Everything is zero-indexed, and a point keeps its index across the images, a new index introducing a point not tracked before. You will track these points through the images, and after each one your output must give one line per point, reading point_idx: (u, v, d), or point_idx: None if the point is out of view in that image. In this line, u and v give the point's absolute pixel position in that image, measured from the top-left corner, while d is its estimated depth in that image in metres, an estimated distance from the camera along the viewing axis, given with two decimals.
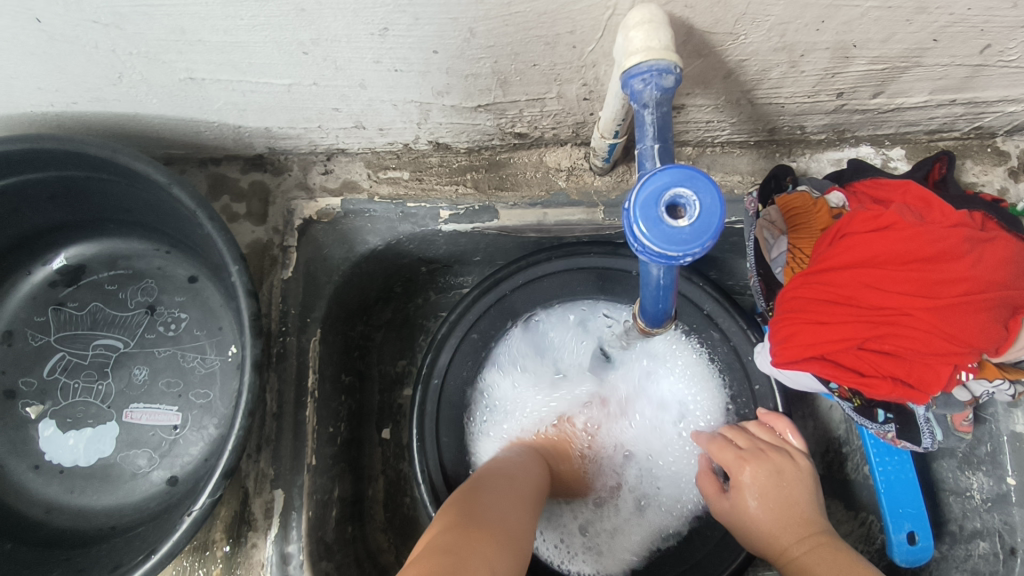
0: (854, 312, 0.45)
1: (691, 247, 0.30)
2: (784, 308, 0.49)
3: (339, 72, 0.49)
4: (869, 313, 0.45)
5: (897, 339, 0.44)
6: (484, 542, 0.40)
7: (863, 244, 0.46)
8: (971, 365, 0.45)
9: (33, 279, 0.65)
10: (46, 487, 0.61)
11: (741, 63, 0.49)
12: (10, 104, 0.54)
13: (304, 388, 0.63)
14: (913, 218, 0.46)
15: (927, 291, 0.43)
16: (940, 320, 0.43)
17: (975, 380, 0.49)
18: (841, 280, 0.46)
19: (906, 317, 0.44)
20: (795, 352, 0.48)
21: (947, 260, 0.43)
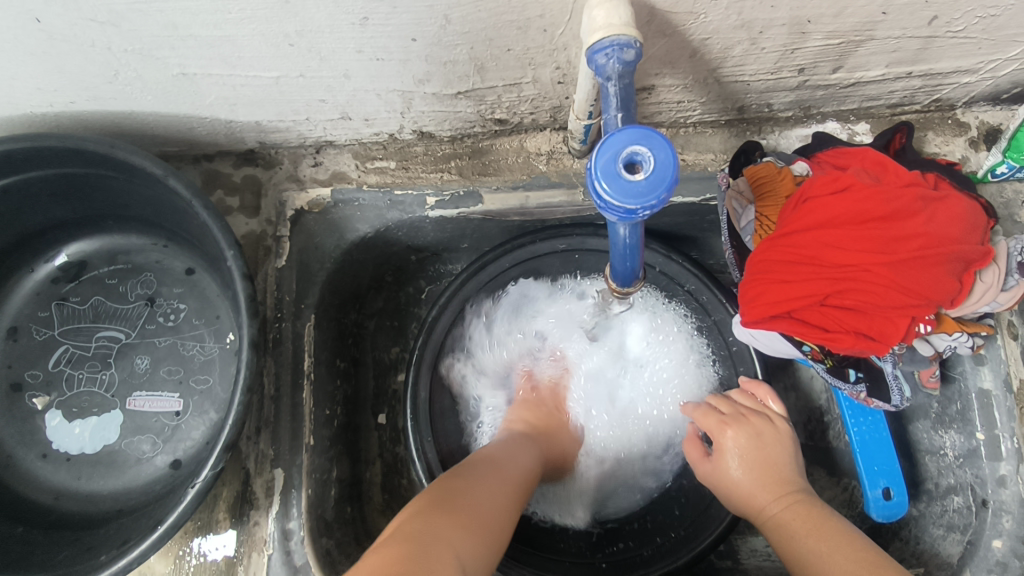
0: (816, 271, 0.48)
1: (647, 200, 0.33)
2: (753, 270, 0.51)
3: (324, 62, 0.52)
4: (831, 271, 0.47)
5: (857, 294, 0.47)
6: (459, 529, 0.42)
7: (823, 207, 0.48)
8: (928, 318, 0.48)
9: (36, 276, 0.67)
10: (55, 474, 0.63)
11: (704, 41, 0.51)
12: (12, 105, 0.56)
13: (301, 371, 0.66)
14: (869, 180, 0.48)
15: (883, 248, 0.46)
16: (897, 274, 0.46)
17: (936, 334, 0.53)
18: (804, 241, 0.48)
19: (864, 273, 0.46)
20: (764, 311, 0.50)
21: (901, 219, 0.46)
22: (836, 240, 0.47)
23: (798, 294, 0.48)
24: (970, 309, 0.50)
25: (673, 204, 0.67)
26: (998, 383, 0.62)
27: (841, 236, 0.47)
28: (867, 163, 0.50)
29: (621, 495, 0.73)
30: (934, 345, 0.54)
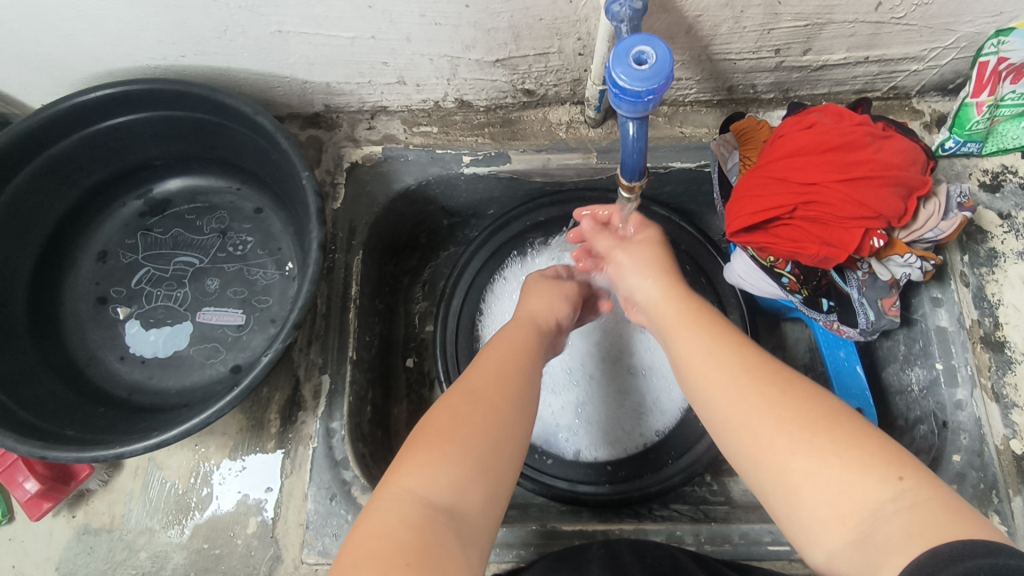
0: (787, 188, 0.59)
1: (651, 83, 0.44)
2: (737, 195, 0.63)
3: (393, 25, 0.65)
4: (799, 189, 0.59)
5: (820, 207, 0.58)
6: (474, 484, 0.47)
7: (792, 141, 0.61)
8: (882, 231, 0.58)
9: (126, 209, 0.79)
10: (130, 373, 0.72)
11: (697, 18, 0.65)
12: (136, 54, 0.69)
13: (349, 295, 0.76)
14: (829, 121, 0.60)
15: (840, 169, 0.58)
16: (851, 191, 0.57)
17: (890, 259, 0.64)
18: (780, 167, 0.60)
19: (825, 190, 0.58)
20: (744, 223, 0.62)
21: (854, 148, 0.58)
22: (805, 165, 0.59)
23: (772, 207, 0.60)
24: (913, 235, 0.62)
25: (672, 169, 0.79)
26: (953, 321, 0.72)
27: (808, 162, 0.59)
28: (834, 112, 0.62)
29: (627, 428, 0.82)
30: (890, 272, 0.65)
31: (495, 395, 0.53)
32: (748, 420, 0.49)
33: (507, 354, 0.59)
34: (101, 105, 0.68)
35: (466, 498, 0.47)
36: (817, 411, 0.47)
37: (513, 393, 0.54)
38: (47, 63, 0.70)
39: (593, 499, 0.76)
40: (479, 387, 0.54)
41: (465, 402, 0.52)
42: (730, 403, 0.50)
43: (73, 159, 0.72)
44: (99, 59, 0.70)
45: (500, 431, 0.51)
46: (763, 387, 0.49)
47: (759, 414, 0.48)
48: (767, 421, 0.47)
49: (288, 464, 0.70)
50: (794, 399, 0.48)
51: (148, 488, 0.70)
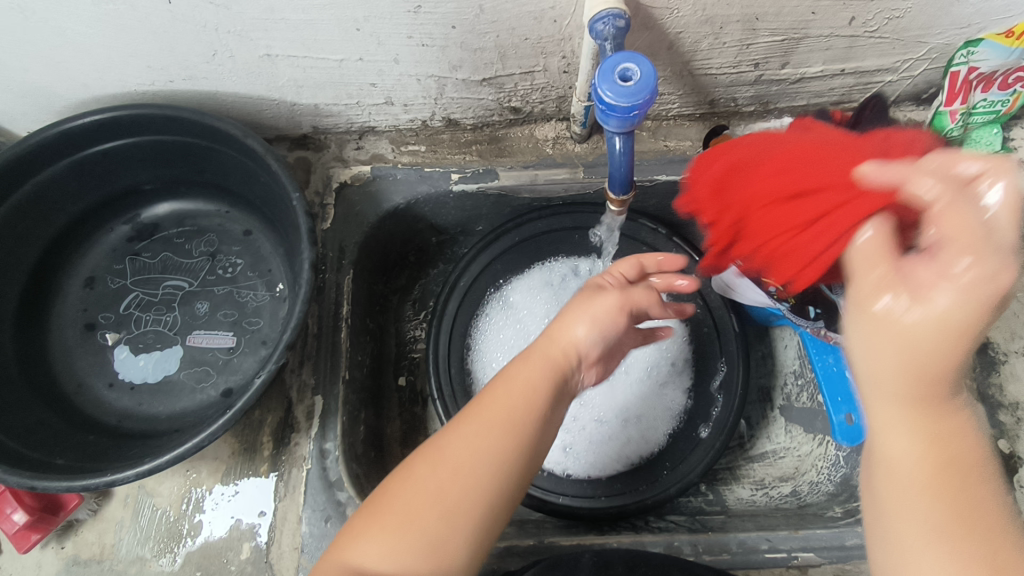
0: (745, 212, 0.51)
1: (637, 99, 0.45)
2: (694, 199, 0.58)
3: (380, 47, 0.66)
4: (828, 207, 0.45)
5: (778, 240, 0.49)
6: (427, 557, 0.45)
7: (759, 150, 0.51)
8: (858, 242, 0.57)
9: (114, 234, 0.78)
10: (119, 400, 0.71)
11: (678, 35, 0.66)
12: (123, 80, 0.69)
13: (340, 314, 0.76)
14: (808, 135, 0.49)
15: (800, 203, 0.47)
16: (813, 227, 0.46)
17: None
18: (762, 209, 0.49)
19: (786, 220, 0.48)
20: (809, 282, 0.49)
21: (824, 169, 0.46)
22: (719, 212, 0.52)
23: (822, 249, 0.46)
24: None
25: (658, 182, 0.80)
26: None
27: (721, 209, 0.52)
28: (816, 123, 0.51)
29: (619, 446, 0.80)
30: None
31: (469, 461, 0.48)
32: (907, 476, 0.39)
33: (510, 396, 0.51)
34: (90, 130, 0.68)
35: (439, 552, 0.45)
36: (981, 505, 0.38)
37: (487, 450, 0.48)
38: (35, 90, 0.70)
39: (589, 513, 0.76)
40: (456, 452, 0.48)
41: (424, 460, 0.48)
42: (896, 455, 0.40)
43: (61, 185, 0.71)
44: (87, 85, 0.70)
45: (471, 495, 0.47)
46: (950, 456, 0.38)
47: (928, 482, 0.38)
48: (923, 492, 0.38)
49: (282, 487, 0.69)
50: (972, 480, 0.38)
51: (139, 516, 0.69)
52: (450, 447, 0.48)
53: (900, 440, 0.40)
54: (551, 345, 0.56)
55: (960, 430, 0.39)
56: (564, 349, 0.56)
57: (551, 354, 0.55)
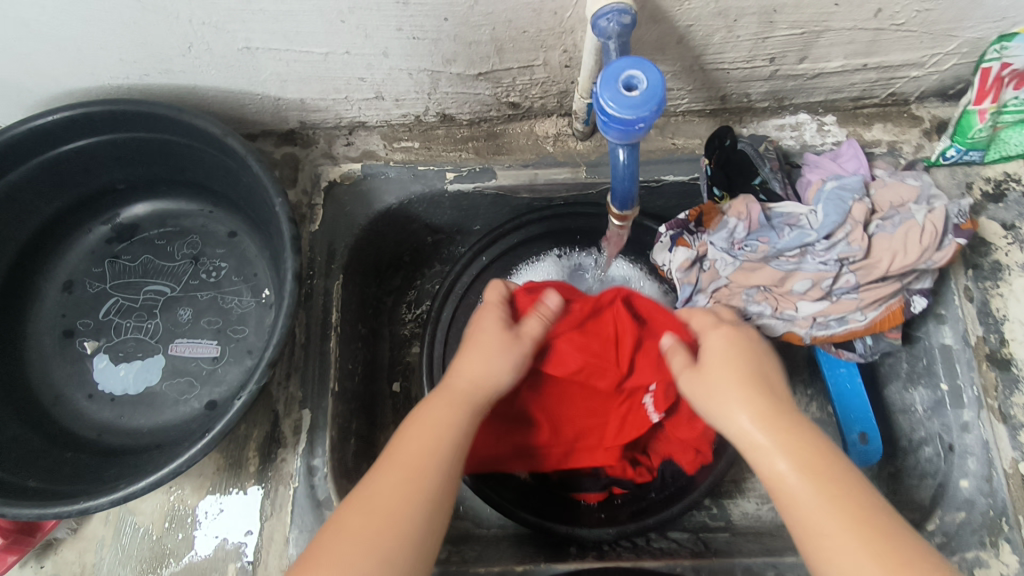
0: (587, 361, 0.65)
1: (642, 111, 0.41)
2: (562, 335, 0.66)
3: (368, 40, 0.61)
4: (593, 360, 0.65)
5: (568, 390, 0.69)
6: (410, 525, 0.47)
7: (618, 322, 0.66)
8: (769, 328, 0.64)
9: (92, 236, 0.75)
10: (99, 412, 0.68)
11: (689, 28, 0.61)
12: (95, 74, 0.65)
13: (329, 323, 0.72)
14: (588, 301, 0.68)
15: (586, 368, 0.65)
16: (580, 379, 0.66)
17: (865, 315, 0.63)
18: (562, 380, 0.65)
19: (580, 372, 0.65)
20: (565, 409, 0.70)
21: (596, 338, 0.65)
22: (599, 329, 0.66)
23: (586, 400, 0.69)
24: (907, 266, 0.59)
25: (664, 182, 0.76)
26: (958, 339, 0.69)
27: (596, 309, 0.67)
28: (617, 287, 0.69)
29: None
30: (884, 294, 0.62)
31: (440, 430, 0.52)
32: (821, 527, 0.44)
33: (433, 425, 0.53)
34: (61, 128, 0.64)
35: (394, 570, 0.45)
36: (877, 523, 0.43)
37: (420, 496, 0.48)
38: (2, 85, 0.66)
39: (587, 534, 0.71)
40: (380, 500, 0.47)
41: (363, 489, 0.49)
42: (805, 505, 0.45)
43: (33, 186, 0.68)
44: (57, 80, 0.66)
45: (413, 521, 0.47)
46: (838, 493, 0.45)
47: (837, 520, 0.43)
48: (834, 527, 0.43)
49: (268, 505, 0.66)
50: (870, 519, 0.43)
51: (120, 534, 0.67)
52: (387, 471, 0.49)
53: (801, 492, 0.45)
54: (456, 382, 0.56)
55: (840, 465, 0.46)
56: (467, 386, 0.56)
57: (455, 386, 0.56)
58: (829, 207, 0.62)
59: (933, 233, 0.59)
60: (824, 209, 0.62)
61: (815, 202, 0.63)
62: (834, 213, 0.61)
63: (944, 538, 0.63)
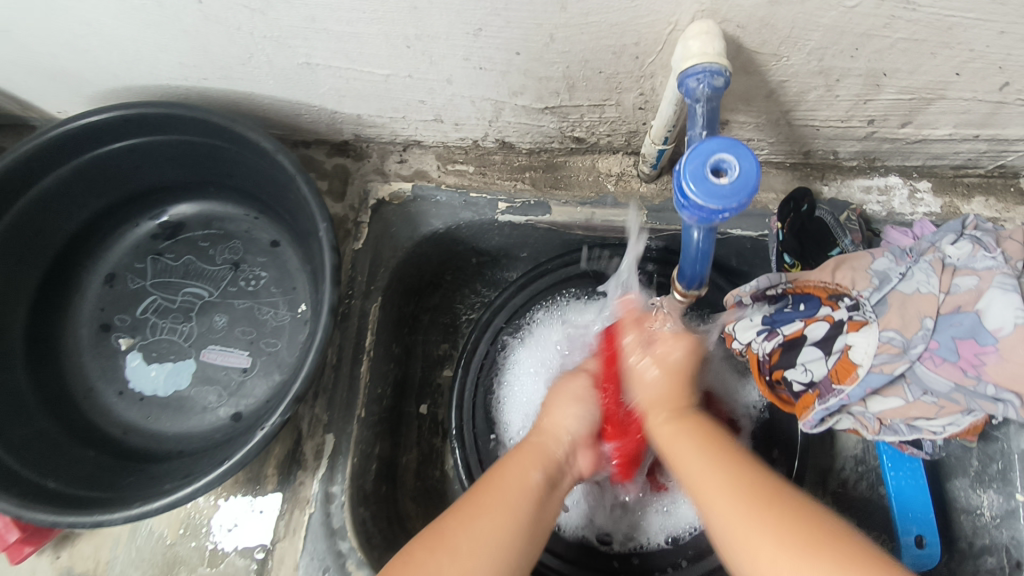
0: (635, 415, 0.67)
1: (730, 202, 0.36)
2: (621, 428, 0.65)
3: (432, 66, 0.58)
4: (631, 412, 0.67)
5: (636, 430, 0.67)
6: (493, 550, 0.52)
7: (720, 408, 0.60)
8: (788, 391, 0.61)
9: (137, 231, 0.74)
10: (127, 411, 0.68)
11: (783, 83, 0.55)
12: (154, 75, 0.64)
13: (362, 346, 0.70)
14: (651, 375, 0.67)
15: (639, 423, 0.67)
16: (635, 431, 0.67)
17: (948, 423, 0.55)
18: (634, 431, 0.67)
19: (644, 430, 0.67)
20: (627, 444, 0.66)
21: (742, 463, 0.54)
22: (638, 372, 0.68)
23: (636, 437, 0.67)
24: (1005, 378, 0.51)
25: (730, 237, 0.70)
26: None
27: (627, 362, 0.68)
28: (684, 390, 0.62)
29: (625, 516, 0.73)
30: (959, 403, 0.54)
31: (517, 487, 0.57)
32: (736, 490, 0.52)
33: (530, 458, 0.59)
34: (115, 127, 0.63)
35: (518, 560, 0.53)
36: (808, 519, 0.46)
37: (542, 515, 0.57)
38: (61, 75, 0.65)
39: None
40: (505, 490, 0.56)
41: (482, 491, 0.56)
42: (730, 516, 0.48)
43: (86, 179, 0.67)
44: (114, 76, 0.65)
45: (530, 528, 0.55)
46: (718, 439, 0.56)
47: (746, 519, 0.47)
48: (720, 502, 0.49)
49: (282, 526, 0.65)
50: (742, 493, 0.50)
51: (136, 535, 0.67)
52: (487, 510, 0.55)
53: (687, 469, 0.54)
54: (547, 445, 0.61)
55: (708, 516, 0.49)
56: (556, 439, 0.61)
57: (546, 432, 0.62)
58: (898, 308, 0.56)
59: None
60: (918, 275, 0.57)
61: (911, 268, 0.58)
62: (901, 314, 0.55)
63: None
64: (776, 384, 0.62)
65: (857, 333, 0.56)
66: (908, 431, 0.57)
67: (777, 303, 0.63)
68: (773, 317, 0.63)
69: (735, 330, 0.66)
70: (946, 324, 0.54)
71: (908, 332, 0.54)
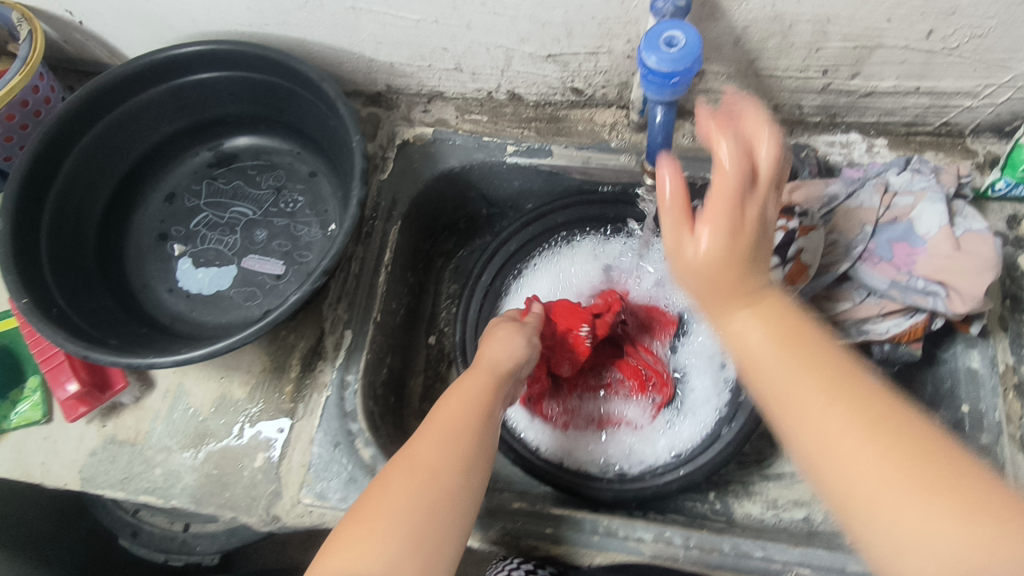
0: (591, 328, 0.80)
1: (679, 66, 0.48)
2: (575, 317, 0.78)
3: (455, 11, 0.70)
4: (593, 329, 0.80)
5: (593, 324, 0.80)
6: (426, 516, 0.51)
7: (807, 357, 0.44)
8: None
9: (197, 160, 0.86)
10: (175, 304, 0.78)
11: (745, 30, 0.67)
12: (226, 20, 0.77)
13: (382, 260, 0.80)
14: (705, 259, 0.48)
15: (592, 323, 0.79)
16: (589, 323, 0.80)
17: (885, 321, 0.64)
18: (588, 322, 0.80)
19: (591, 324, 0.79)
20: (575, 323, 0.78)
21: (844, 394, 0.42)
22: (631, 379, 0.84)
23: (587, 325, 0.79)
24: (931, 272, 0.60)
25: (709, 181, 0.80)
26: (985, 364, 0.70)
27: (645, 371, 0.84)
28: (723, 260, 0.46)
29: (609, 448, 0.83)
30: (896, 299, 0.63)
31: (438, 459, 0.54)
32: (841, 440, 0.41)
33: (442, 443, 0.54)
34: (191, 60, 0.75)
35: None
36: (977, 481, 0.38)
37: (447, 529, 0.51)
38: (151, 19, 0.78)
39: (588, 493, 0.77)
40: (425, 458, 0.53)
41: (399, 471, 0.53)
42: (865, 463, 0.40)
43: (161, 105, 0.79)
44: (194, 21, 0.78)
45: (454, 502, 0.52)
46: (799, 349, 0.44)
47: (885, 477, 0.39)
48: (865, 461, 0.40)
49: (302, 408, 0.74)
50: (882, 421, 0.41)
51: (173, 410, 0.75)
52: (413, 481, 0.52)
53: (768, 376, 0.44)
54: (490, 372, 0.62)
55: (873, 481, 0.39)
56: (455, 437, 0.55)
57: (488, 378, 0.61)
58: (843, 218, 0.65)
59: (953, 240, 0.60)
60: (862, 192, 0.66)
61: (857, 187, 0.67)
62: (845, 224, 0.65)
63: None
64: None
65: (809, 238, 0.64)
66: (854, 330, 0.65)
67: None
68: None
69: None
70: (884, 230, 0.64)
71: (849, 238, 0.64)
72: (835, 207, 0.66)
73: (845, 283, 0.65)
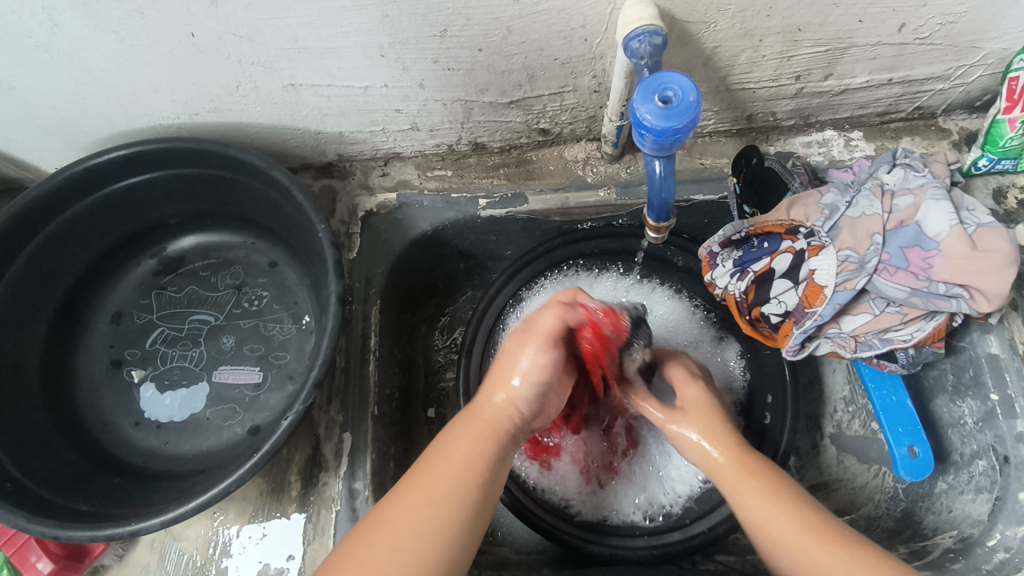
0: None
1: (680, 121, 0.46)
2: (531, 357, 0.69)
3: (405, 72, 0.64)
4: None
5: None
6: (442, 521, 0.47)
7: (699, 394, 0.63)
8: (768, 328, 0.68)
9: (139, 269, 0.78)
10: (146, 439, 0.70)
11: (715, 49, 0.63)
12: (148, 116, 0.69)
13: (368, 346, 0.74)
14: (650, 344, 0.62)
15: None
16: None
17: (914, 328, 0.62)
18: None
19: None
20: None
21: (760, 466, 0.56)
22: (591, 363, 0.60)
23: None
24: (950, 272, 0.58)
25: (694, 202, 0.76)
26: (1004, 348, 0.67)
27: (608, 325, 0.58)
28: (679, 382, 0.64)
29: (644, 489, 0.78)
30: (918, 306, 0.60)
31: (451, 474, 0.50)
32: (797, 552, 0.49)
33: (466, 449, 0.52)
34: (116, 167, 0.67)
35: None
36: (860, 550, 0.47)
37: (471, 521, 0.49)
38: (61, 128, 0.70)
39: (632, 554, 0.74)
40: (455, 458, 0.51)
41: (425, 479, 0.49)
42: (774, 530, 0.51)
43: (90, 221, 0.71)
44: (111, 122, 0.70)
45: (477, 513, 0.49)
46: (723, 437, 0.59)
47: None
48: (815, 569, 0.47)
49: (311, 529, 0.66)
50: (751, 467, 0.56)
51: (165, 561, 0.67)
52: (446, 485, 0.49)
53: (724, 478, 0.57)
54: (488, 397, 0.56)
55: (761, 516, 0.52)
56: (499, 409, 0.55)
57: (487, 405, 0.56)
58: (849, 230, 0.63)
59: (968, 240, 0.58)
60: (860, 200, 0.64)
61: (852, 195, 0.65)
62: (852, 235, 0.62)
63: (1007, 554, 0.62)
64: (757, 322, 0.69)
65: (819, 258, 0.63)
66: (879, 343, 0.63)
67: (744, 246, 0.71)
68: (741, 259, 0.71)
69: (713, 279, 0.73)
70: (893, 237, 0.61)
71: (861, 249, 0.62)
72: (836, 221, 0.64)
73: (861, 297, 0.63)
